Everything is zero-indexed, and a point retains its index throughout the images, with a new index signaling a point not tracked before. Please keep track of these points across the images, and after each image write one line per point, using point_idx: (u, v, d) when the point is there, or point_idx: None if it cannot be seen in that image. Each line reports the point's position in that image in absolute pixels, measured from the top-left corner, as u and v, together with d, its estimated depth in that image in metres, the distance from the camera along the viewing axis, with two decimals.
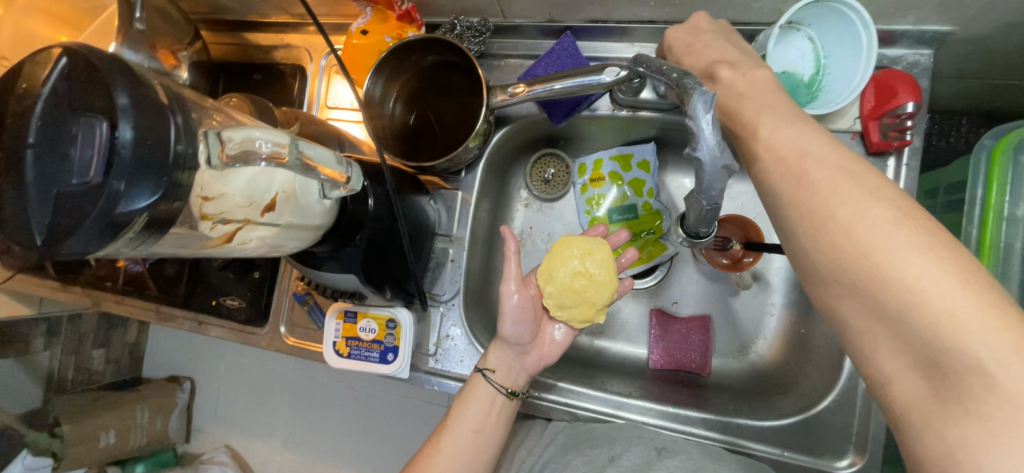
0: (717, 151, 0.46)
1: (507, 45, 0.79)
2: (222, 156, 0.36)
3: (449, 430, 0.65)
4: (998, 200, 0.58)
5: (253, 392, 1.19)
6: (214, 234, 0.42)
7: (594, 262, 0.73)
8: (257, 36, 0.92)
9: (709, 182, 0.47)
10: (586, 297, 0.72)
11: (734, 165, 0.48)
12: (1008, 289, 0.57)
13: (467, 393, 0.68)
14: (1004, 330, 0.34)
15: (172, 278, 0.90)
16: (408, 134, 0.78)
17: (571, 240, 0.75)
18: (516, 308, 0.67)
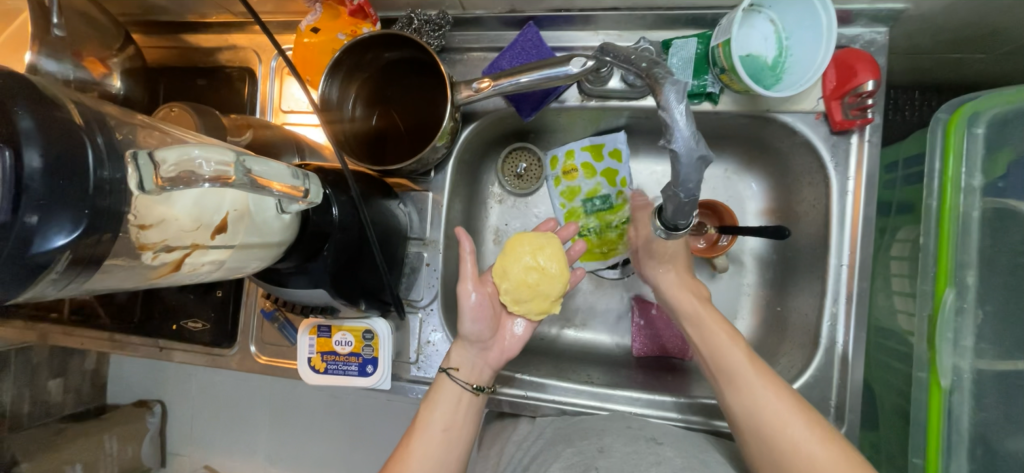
0: (692, 142, 0.45)
1: (468, 38, 0.76)
2: (157, 180, 0.33)
3: (417, 433, 0.63)
4: (955, 170, 0.59)
5: (229, 412, 1.14)
6: (158, 263, 0.39)
7: (545, 256, 0.73)
8: (198, 38, 0.85)
9: (683, 173, 0.47)
10: (540, 291, 0.71)
11: (711, 156, 0.46)
12: (967, 256, 0.59)
13: (432, 394, 0.66)
14: (809, 415, 0.54)
15: (126, 303, 0.84)
16: (372, 136, 0.74)
17: (522, 236, 0.75)
18: (473, 307, 0.67)
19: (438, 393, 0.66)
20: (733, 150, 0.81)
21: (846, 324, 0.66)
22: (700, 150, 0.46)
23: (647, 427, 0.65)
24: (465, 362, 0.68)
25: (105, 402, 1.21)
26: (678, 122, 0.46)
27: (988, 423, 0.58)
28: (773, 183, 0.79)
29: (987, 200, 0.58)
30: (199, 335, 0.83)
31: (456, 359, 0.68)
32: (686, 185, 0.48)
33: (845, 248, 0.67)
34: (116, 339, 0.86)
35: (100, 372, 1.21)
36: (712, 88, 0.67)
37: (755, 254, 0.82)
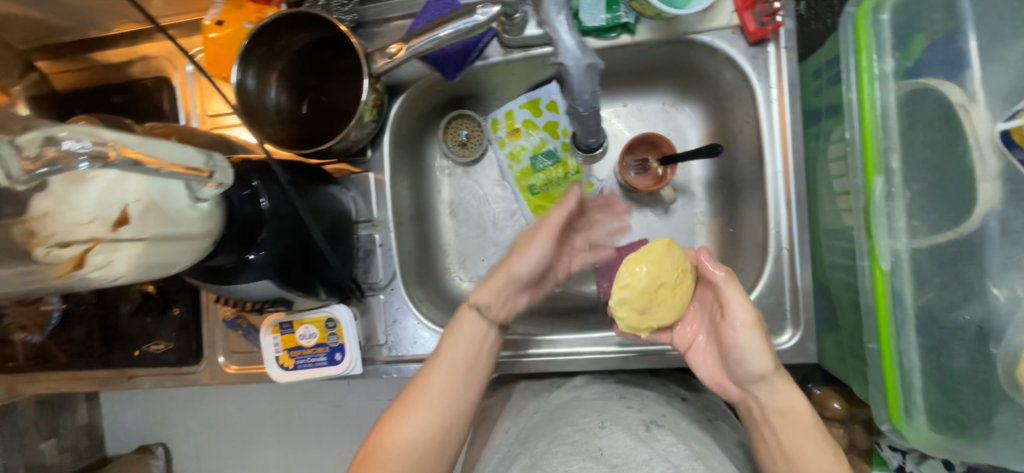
0: (576, 51, 0.50)
1: (382, 8, 0.73)
2: (24, 167, 0.34)
3: (427, 378, 0.61)
4: (869, 62, 0.59)
5: (234, 437, 1.12)
6: (53, 259, 0.40)
7: (684, 285, 0.66)
8: (107, 54, 0.81)
9: (578, 83, 0.50)
10: (654, 312, 0.66)
11: (597, 63, 0.49)
12: (891, 142, 0.59)
13: (448, 340, 0.64)
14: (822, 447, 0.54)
15: (83, 341, 0.82)
16: (302, 123, 0.73)
17: (672, 247, 0.67)
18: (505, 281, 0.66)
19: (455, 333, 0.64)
20: (666, 82, 0.81)
21: (789, 229, 0.69)
22: (586, 59, 0.50)
23: (647, 408, 0.63)
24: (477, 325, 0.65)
25: (106, 453, 1.19)
26: (562, 37, 0.50)
27: (933, 300, 0.58)
28: (707, 108, 0.80)
29: (901, 82, 0.59)
30: (164, 356, 0.81)
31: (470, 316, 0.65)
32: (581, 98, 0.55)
33: (778, 155, 0.68)
34: (83, 376, 0.83)
35: (95, 425, 1.18)
36: (626, 18, 0.67)
37: (703, 181, 0.82)
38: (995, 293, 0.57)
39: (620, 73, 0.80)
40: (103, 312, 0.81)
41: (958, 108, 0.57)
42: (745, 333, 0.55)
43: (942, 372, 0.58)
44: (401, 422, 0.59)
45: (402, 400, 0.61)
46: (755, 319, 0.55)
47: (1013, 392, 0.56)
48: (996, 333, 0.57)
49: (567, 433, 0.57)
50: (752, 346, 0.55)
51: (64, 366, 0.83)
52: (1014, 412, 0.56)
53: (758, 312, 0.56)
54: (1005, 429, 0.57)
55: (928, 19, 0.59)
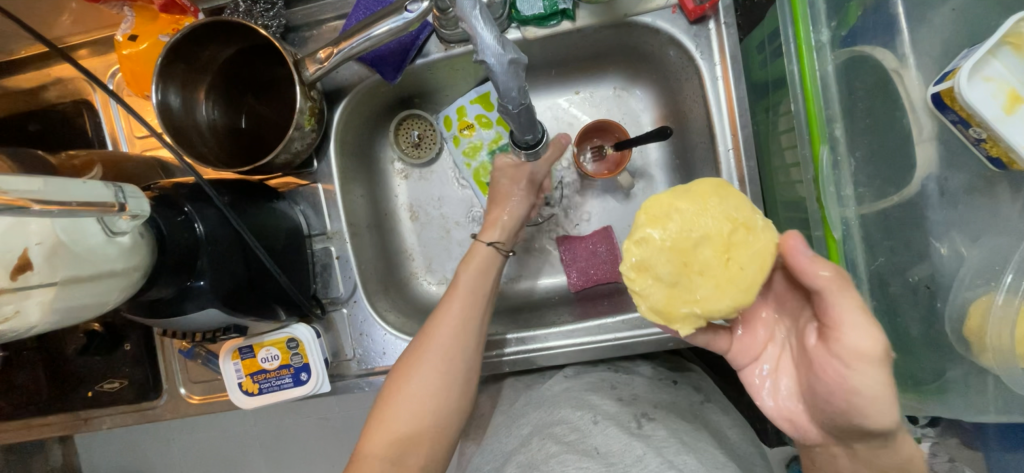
0: (498, 48, 0.43)
1: (313, 11, 0.70)
2: None
3: (423, 347, 0.61)
4: (806, 34, 0.58)
5: (219, 464, 1.06)
6: None
7: (743, 245, 0.50)
8: (16, 78, 0.75)
9: (502, 83, 0.46)
10: (692, 282, 0.50)
11: (523, 58, 0.45)
12: (833, 112, 0.59)
13: (444, 309, 0.64)
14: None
15: (31, 387, 0.77)
16: (238, 138, 0.69)
17: (727, 191, 0.51)
18: (478, 274, 0.67)
19: (453, 299, 0.65)
20: (614, 66, 0.80)
21: (744, 203, 0.68)
22: (510, 54, 0.44)
23: (638, 399, 0.64)
24: (474, 289, 0.66)
25: None
26: (479, 30, 0.43)
27: (882, 264, 0.59)
28: (658, 91, 0.79)
29: (838, 51, 0.60)
30: (120, 394, 0.77)
31: (467, 284, 0.66)
32: (507, 95, 0.48)
33: (727, 132, 0.67)
34: (34, 424, 0.79)
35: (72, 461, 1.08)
36: (564, 5, 0.66)
37: (660, 164, 0.82)
38: (939, 250, 0.58)
39: (565, 61, 0.78)
40: (47, 355, 0.76)
41: (892, 74, 0.58)
42: (861, 373, 0.42)
43: (898, 334, 0.59)
44: (394, 401, 0.59)
45: (407, 359, 0.62)
46: (883, 353, 0.41)
47: (962, 348, 0.56)
48: (943, 293, 0.58)
49: (561, 432, 0.58)
50: (878, 389, 0.41)
51: (15, 414, 0.78)
52: (965, 367, 0.57)
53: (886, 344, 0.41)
54: (959, 386, 0.58)
55: None
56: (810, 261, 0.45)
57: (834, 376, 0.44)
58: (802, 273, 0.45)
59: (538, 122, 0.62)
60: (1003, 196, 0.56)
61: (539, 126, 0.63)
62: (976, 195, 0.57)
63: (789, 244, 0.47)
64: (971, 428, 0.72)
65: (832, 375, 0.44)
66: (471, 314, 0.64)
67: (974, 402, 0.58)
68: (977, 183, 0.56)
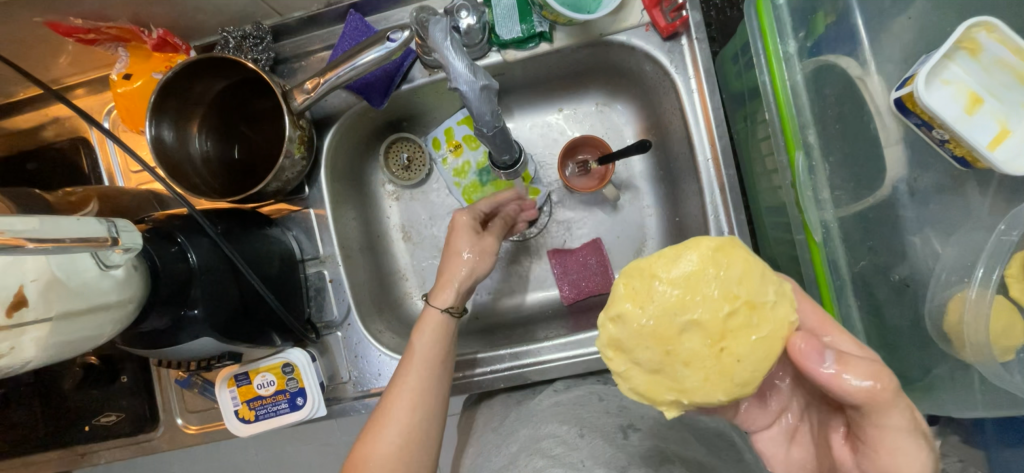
0: (469, 74, 0.48)
1: (301, 43, 0.73)
2: None
3: (381, 428, 0.59)
4: (775, 46, 0.61)
5: None
6: None
7: (739, 331, 0.43)
8: (15, 119, 0.77)
9: (476, 107, 0.50)
10: (676, 370, 0.44)
11: (493, 84, 0.49)
12: (805, 119, 0.61)
13: (398, 385, 0.61)
14: None
15: (28, 424, 0.77)
16: (229, 168, 0.71)
17: (728, 261, 0.45)
18: (430, 342, 0.64)
19: (407, 374, 0.62)
20: (595, 84, 0.82)
21: (726, 211, 0.69)
22: (481, 81, 0.49)
23: (625, 411, 0.65)
24: (432, 351, 0.63)
25: None
26: (451, 60, 0.48)
27: (863, 265, 0.61)
28: (638, 105, 0.81)
29: (806, 61, 0.62)
30: (116, 427, 0.77)
31: (421, 356, 0.63)
32: (481, 119, 0.51)
33: (705, 142, 0.69)
34: (33, 461, 0.79)
35: None
36: (541, 28, 0.68)
37: (645, 175, 0.84)
38: (915, 249, 0.59)
39: (547, 80, 0.81)
40: (44, 391, 0.77)
41: (857, 81, 0.60)
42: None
43: (883, 333, 0.60)
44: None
45: (366, 435, 0.60)
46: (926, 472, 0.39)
47: (944, 344, 0.57)
48: (921, 290, 0.59)
49: (547, 446, 0.58)
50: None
51: (12, 452, 0.78)
52: (950, 364, 0.58)
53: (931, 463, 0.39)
54: (946, 382, 0.59)
55: None
56: (838, 375, 0.38)
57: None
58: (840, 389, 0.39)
59: (513, 144, 0.63)
60: (972, 193, 0.57)
61: (516, 149, 0.64)
62: (945, 193, 0.58)
63: (800, 349, 0.41)
64: (967, 425, 0.72)
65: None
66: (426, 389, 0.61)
67: (961, 398, 0.58)
68: (947, 182, 0.58)
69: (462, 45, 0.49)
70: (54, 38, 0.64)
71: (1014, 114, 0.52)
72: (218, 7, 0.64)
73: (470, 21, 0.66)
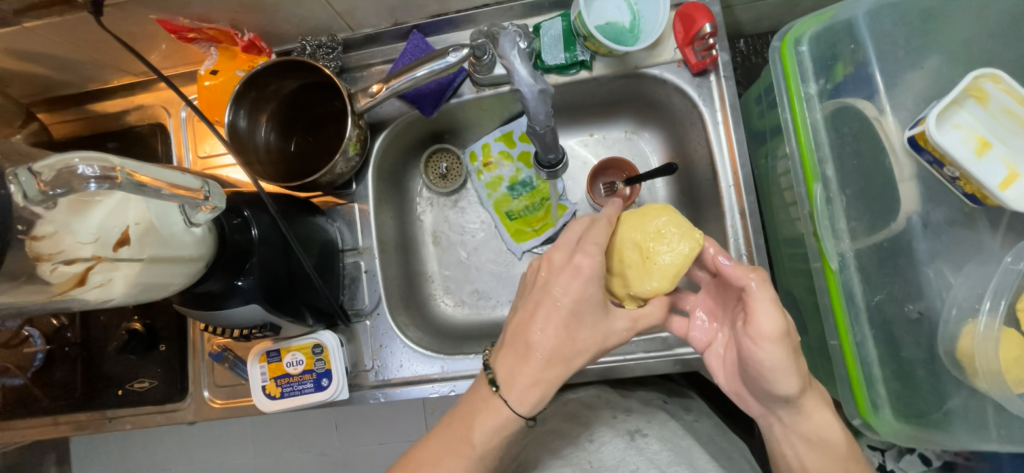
0: (530, 79, 0.56)
1: (366, 55, 0.81)
2: (41, 185, 0.38)
3: (497, 405, 0.54)
4: (797, 86, 0.67)
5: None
6: (57, 276, 0.42)
7: (665, 249, 0.59)
8: (105, 104, 0.86)
9: (532, 107, 0.58)
10: (624, 272, 0.61)
11: (550, 87, 0.57)
12: (825, 153, 0.66)
13: (519, 367, 0.54)
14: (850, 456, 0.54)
15: (66, 382, 0.82)
16: (289, 159, 0.78)
17: (665, 211, 0.62)
18: (563, 328, 0.54)
19: (529, 369, 0.54)
20: (626, 113, 0.89)
21: (746, 234, 0.73)
22: (540, 85, 0.57)
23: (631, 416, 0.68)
24: (559, 357, 0.54)
25: None
26: (516, 66, 0.56)
27: (879, 297, 0.63)
28: (665, 135, 0.88)
29: (826, 103, 0.67)
30: (149, 393, 0.81)
31: (548, 346, 0.53)
32: (535, 117, 0.60)
33: (728, 170, 0.74)
34: (61, 421, 0.81)
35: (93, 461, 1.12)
36: (582, 56, 0.76)
37: (668, 201, 0.89)
38: (930, 281, 0.62)
39: (582, 107, 0.88)
40: (88, 353, 0.82)
41: (873, 121, 0.65)
42: (767, 350, 0.50)
43: (896, 361, 0.62)
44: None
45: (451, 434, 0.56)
46: (783, 333, 0.50)
47: (956, 370, 0.59)
48: (935, 321, 0.61)
49: (560, 446, 0.64)
50: (782, 362, 0.50)
51: (45, 408, 0.82)
52: (964, 395, 0.60)
53: (788, 327, 0.50)
54: (960, 413, 0.60)
55: (846, 47, 0.66)
56: (734, 268, 0.55)
57: (750, 354, 0.52)
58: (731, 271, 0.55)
59: (559, 146, 0.71)
60: (982, 231, 0.61)
61: (560, 150, 0.73)
62: (957, 227, 0.62)
63: (721, 263, 0.56)
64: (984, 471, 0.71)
65: (750, 354, 0.52)
66: (563, 373, 0.54)
67: (974, 426, 0.60)
68: (958, 217, 0.61)
69: (526, 54, 0.56)
70: (159, 35, 0.73)
71: (1020, 158, 0.56)
72: (300, 19, 0.73)
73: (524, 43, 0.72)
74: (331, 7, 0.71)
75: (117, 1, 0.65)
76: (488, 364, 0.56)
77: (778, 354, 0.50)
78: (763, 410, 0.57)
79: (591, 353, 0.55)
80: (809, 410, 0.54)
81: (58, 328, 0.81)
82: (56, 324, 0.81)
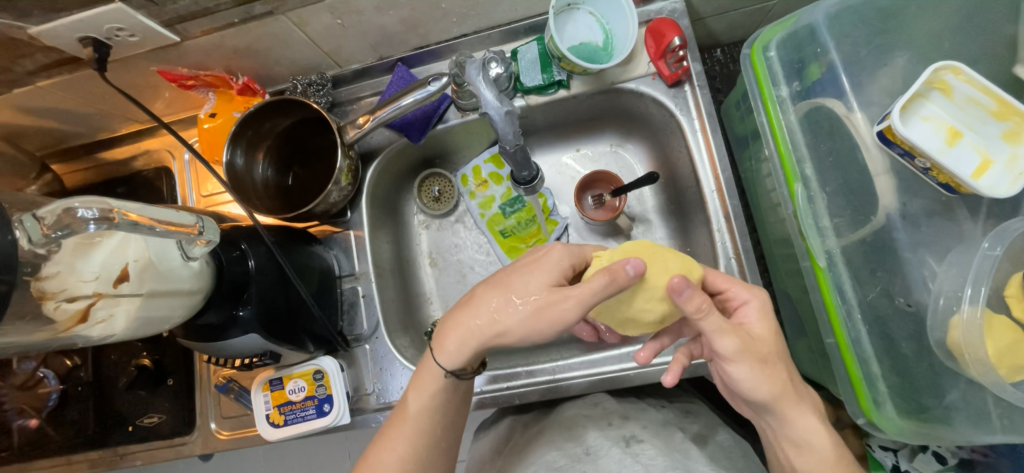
0: (496, 102, 0.61)
1: (355, 90, 0.85)
2: (43, 230, 0.41)
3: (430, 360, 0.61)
4: (770, 91, 0.69)
5: None
6: (62, 313, 0.45)
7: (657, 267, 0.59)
8: (112, 151, 0.91)
9: (501, 127, 0.62)
10: None
11: (515, 110, 0.62)
12: (802, 152, 0.67)
13: (454, 320, 0.58)
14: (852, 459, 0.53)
15: (79, 421, 0.84)
16: (286, 193, 0.82)
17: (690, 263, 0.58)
18: (508, 294, 0.56)
19: (466, 319, 0.57)
20: (609, 127, 0.91)
21: (732, 238, 0.74)
22: (507, 107, 0.62)
23: (627, 420, 0.67)
24: (492, 310, 0.56)
25: None
26: (481, 91, 0.62)
27: (869, 292, 0.63)
28: (649, 146, 0.89)
29: (799, 104, 0.68)
30: (158, 428, 0.83)
31: (481, 301, 0.57)
32: (505, 138, 0.64)
33: (710, 175, 0.76)
34: (75, 459, 0.83)
35: None
36: (559, 77, 0.79)
37: (657, 209, 0.90)
38: (916, 272, 0.62)
39: (564, 123, 0.90)
40: (100, 391, 0.84)
41: (844, 120, 0.66)
42: (733, 363, 0.51)
43: (892, 357, 0.62)
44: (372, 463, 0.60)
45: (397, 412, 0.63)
46: (742, 347, 0.50)
47: (950, 361, 0.59)
48: (926, 313, 0.61)
49: (555, 459, 0.62)
50: (748, 377, 0.51)
51: (60, 448, 0.84)
52: (961, 387, 0.59)
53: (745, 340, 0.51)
54: (960, 405, 0.59)
55: (813, 51, 0.68)
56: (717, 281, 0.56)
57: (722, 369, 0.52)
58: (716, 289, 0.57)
59: (533, 164, 0.75)
60: (963, 219, 0.61)
61: (535, 167, 0.76)
62: (937, 217, 0.62)
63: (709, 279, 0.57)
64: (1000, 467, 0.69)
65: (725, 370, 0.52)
66: (485, 329, 0.56)
67: (977, 419, 0.58)
68: (937, 207, 0.62)
69: (491, 80, 0.61)
70: (162, 84, 0.78)
71: (991, 145, 0.57)
72: (292, 60, 0.78)
73: (500, 70, 0.75)
74: (319, 48, 0.76)
75: (121, 56, 0.70)
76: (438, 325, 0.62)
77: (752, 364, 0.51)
78: (754, 414, 0.58)
79: (517, 320, 0.54)
80: (804, 419, 0.53)
81: (71, 368, 0.84)
82: (70, 364, 0.84)
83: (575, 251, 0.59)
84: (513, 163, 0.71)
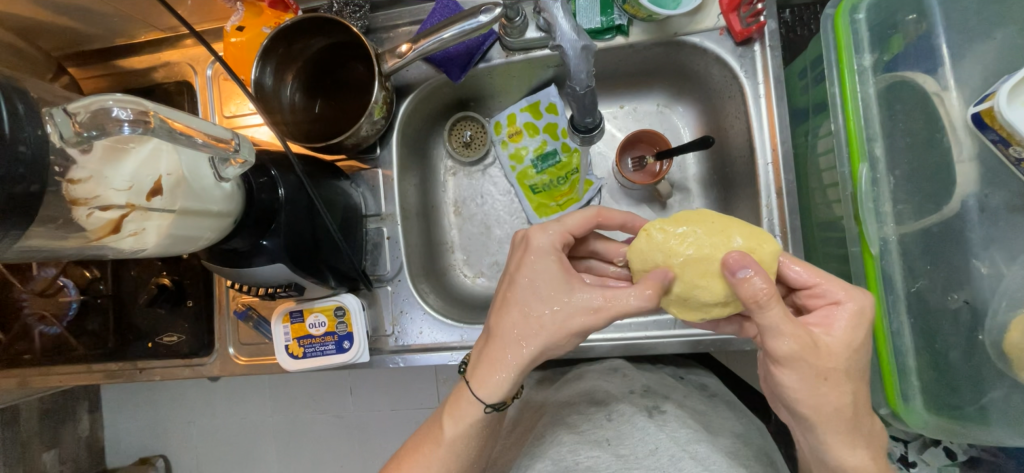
0: (571, 33, 0.59)
1: (392, 15, 0.79)
2: (75, 126, 0.38)
3: (464, 388, 0.58)
4: (849, 57, 0.63)
5: (254, 424, 1.14)
6: (93, 222, 0.43)
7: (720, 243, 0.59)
8: (132, 59, 0.85)
9: (574, 64, 0.60)
10: None
11: (591, 44, 0.60)
12: (873, 130, 0.62)
13: (485, 355, 0.57)
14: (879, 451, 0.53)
15: (98, 333, 0.84)
16: (314, 121, 0.77)
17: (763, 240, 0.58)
18: (524, 310, 0.56)
19: (495, 345, 0.56)
20: (660, 84, 0.85)
21: (781, 215, 0.70)
22: (582, 42, 0.59)
23: (650, 391, 0.67)
24: (516, 332, 0.55)
25: (133, 435, 1.19)
26: (558, 20, 0.58)
27: (923, 281, 0.60)
28: (699, 108, 0.84)
29: (879, 77, 0.63)
30: (176, 347, 0.84)
31: (505, 328, 0.56)
32: (576, 78, 0.62)
33: (767, 146, 0.71)
34: (95, 369, 0.84)
35: (129, 404, 1.18)
36: (619, 20, 0.72)
37: (698, 178, 0.86)
38: (978, 269, 0.58)
39: (612, 76, 0.84)
40: (119, 304, 0.84)
41: (933, 97, 0.60)
42: (790, 366, 0.49)
43: (934, 351, 0.60)
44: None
45: (435, 426, 0.60)
46: (807, 346, 0.48)
47: (1002, 361, 0.57)
48: (982, 309, 0.58)
49: (576, 421, 0.63)
50: (808, 357, 0.49)
51: (78, 357, 0.85)
52: (1005, 387, 0.58)
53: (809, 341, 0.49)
54: (999, 406, 0.58)
55: (907, 18, 0.62)
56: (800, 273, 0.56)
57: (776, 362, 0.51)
58: (803, 285, 0.56)
59: (597, 109, 0.70)
60: None
61: (598, 114, 0.71)
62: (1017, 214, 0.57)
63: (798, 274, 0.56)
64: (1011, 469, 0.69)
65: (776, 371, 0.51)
66: (521, 354, 0.55)
67: (1015, 421, 0.58)
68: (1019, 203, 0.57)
69: (569, 9, 0.58)
70: None
71: None
72: None
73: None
74: None
75: None
76: (470, 356, 0.60)
77: (810, 346, 0.49)
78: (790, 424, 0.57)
79: (547, 336, 0.54)
80: None
81: (91, 280, 0.83)
82: (89, 276, 0.83)
83: (561, 230, 0.61)
84: (580, 111, 0.67)
